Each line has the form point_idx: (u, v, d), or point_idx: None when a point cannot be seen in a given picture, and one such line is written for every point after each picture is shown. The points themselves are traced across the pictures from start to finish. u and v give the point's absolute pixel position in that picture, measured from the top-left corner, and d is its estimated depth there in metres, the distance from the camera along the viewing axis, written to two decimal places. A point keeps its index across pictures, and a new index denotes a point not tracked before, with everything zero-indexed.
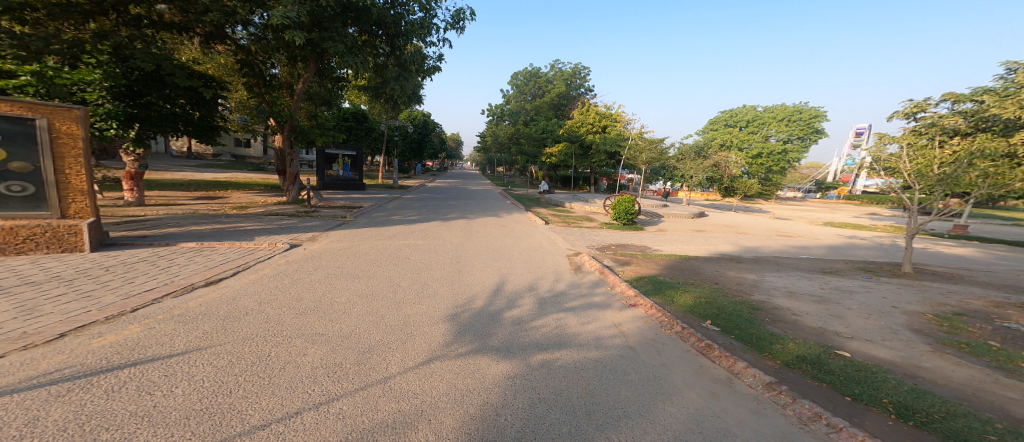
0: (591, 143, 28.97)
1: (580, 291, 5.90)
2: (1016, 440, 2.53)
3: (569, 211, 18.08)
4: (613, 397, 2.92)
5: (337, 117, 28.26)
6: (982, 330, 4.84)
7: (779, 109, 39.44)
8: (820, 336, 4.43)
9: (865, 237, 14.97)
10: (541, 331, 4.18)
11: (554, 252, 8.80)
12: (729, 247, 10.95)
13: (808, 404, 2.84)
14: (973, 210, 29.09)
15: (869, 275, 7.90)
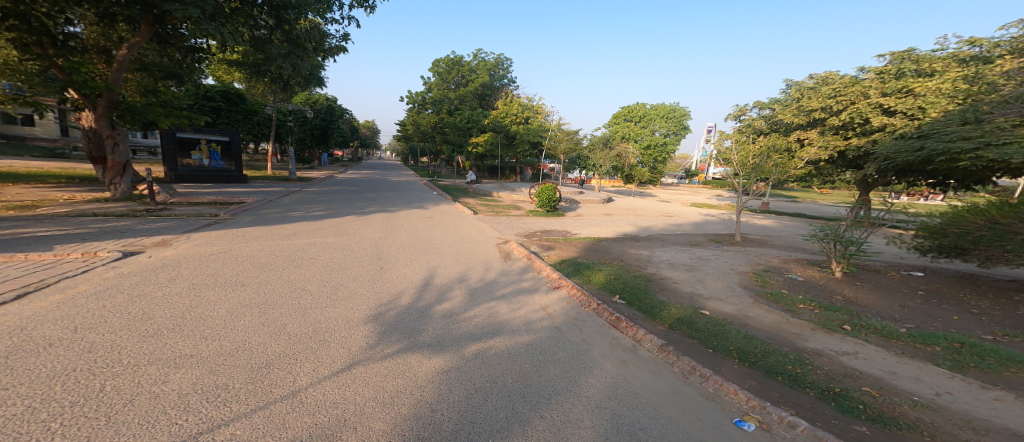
0: (516, 134, 29.33)
1: (508, 278, 6.04)
2: (802, 366, 3.49)
3: (496, 200, 18.30)
4: (544, 377, 3.10)
5: (197, 95, 23.19)
6: (779, 282, 6.51)
7: (661, 105, 46.62)
8: (691, 299, 5.40)
9: (727, 215, 18.53)
10: (471, 321, 4.18)
11: (483, 242, 8.75)
12: (631, 228, 12.43)
13: (688, 360, 3.44)
14: (778, 191, 38.79)
15: (720, 245, 9.89)
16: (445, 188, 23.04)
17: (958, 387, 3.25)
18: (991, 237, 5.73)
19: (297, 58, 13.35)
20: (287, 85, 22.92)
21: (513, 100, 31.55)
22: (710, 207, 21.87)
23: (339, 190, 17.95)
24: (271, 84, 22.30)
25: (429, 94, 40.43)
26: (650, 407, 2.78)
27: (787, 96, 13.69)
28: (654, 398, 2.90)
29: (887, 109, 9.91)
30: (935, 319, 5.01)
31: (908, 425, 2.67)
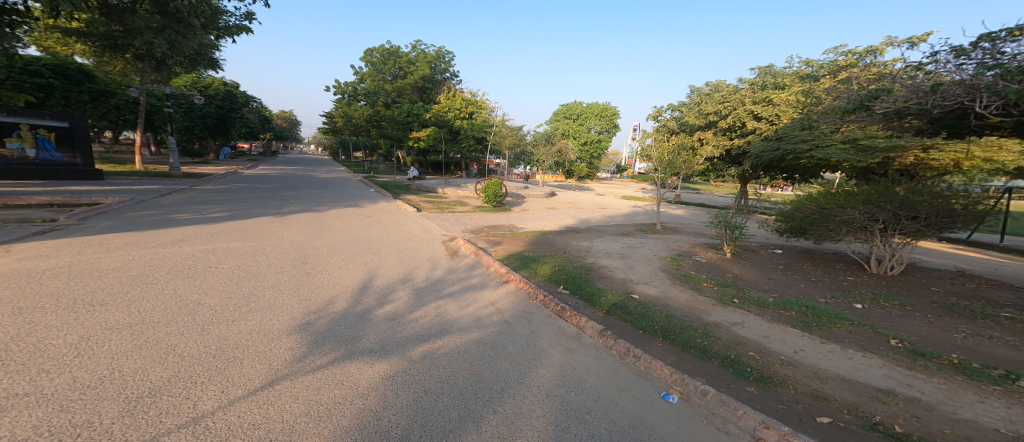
0: (460, 129, 28.43)
1: (456, 276, 5.90)
2: (707, 338, 4.02)
3: (441, 196, 17.74)
4: (495, 372, 3.11)
5: (30, 70, 18.30)
6: (690, 264, 7.40)
7: (596, 105, 49.57)
8: (624, 285, 5.86)
9: (655, 206, 20.28)
10: (417, 322, 4.01)
11: (428, 239, 8.41)
12: (573, 221, 12.97)
13: (624, 343, 3.72)
14: (691, 185, 43.70)
15: (646, 234, 10.85)
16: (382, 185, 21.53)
17: (808, 344, 4.03)
18: (822, 219, 7.17)
19: (174, 35, 12.44)
20: (161, 63, 19.39)
21: (455, 94, 30.22)
22: (638, 200, 23.83)
23: (248, 189, 15.65)
24: (137, 62, 18.52)
25: (362, 85, 37.86)
26: (594, 390, 2.95)
27: (691, 99, 15.56)
28: (598, 381, 3.09)
29: (757, 116, 11.83)
30: (790, 287, 6.19)
31: (781, 382, 3.23)
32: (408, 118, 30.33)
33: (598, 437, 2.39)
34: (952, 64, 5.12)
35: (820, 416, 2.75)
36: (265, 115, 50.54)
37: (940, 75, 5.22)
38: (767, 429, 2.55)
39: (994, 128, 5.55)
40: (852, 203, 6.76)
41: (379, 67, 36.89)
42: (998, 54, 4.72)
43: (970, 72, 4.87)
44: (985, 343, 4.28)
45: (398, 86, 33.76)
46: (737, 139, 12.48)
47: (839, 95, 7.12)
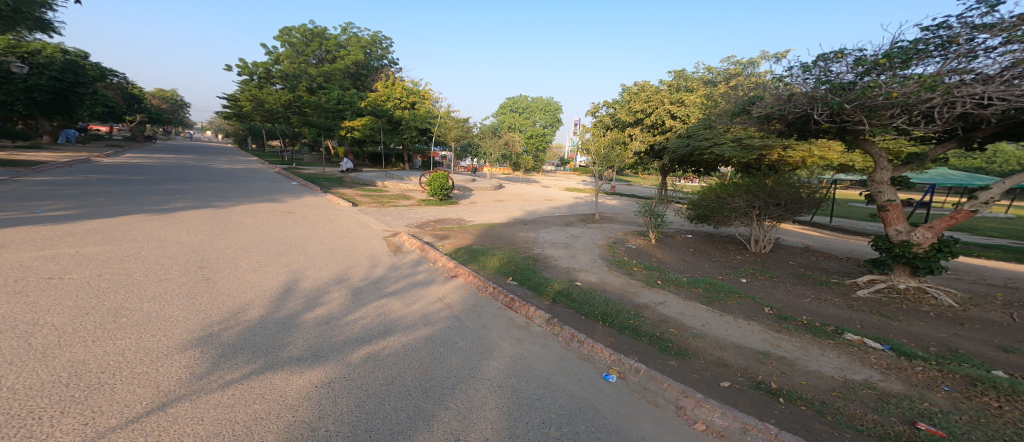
0: (400, 119, 27.11)
1: (401, 273, 5.66)
2: (638, 319, 4.36)
3: (380, 190, 16.81)
4: (445, 368, 3.06)
5: None
6: (624, 250, 7.94)
7: (540, 100, 51.87)
8: (569, 273, 6.12)
9: (595, 197, 21.30)
10: (356, 323, 3.79)
11: (368, 236, 7.95)
12: (520, 213, 13.12)
13: (569, 329, 3.89)
14: (626, 177, 47.09)
15: (586, 224, 11.38)
16: (312, 177, 19.66)
17: (712, 318, 4.57)
18: (718, 207, 8.15)
19: None
20: None
21: (395, 83, 28.71)
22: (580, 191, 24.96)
23: (140, 183, 13.27)
24: None
25: (277, 67, 33.81)
26: (543, 378, 3.06)
27: (621, 97, 16.60)
28: (547, 369, 3.20)
29: (674, 116, 13.15)
30: (698, 268, 6.96)
31: (694, 354, 3.62)
32: (342, 105, 28.08)
33: (548, 422, 2.48)
34: (800, 79, 6.18)
35: (723, 381, 3.15)
36: (129, 92, 41.37)
37: (792, 87, 6.27)
38: (686, 398, 2.84)
39: (825, 131, 6.66)
40: (738, 193, 7.89)
41: (298, 47, 33.14)
42: (830, 72, 5.80)
43: (810, 86, 5.99)
44: (822, 305, 5.27)
45: (324, 71, 30.69)
46: (658, 135, 13.79)
47: (729, 100, 8.12)
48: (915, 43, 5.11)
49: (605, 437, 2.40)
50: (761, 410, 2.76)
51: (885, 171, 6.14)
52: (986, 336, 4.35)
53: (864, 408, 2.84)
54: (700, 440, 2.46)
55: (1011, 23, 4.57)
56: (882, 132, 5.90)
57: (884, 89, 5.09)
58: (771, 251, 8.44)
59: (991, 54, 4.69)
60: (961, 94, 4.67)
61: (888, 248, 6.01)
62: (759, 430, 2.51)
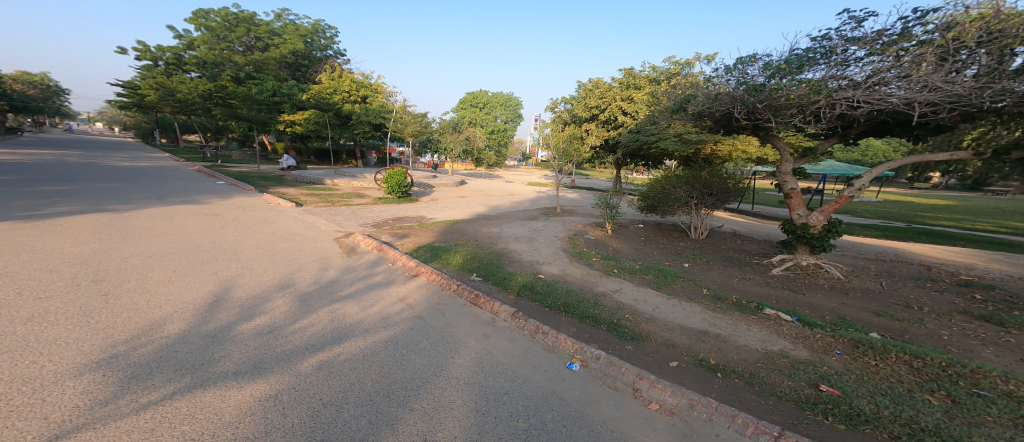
0: (350, 114, 26.18)
1: (356, 275, 5.45)
2: (596, 307, 4.52)
3: (333, 188, 16.03)
4: (408, 370, 3.00)
5: None
6: (584, 242, 8.15)
7: (501, 95, 51.30)
8: (531, 266, 6.21)
9: (556, 191, 21.70)
10: (306, 331, 3.60)
11: (316, 238, 7.54)
12: (483, 209, 13.08)
13: (534, 321, 3.94)
14: (585, 171, 48.57)
15: (549, 217, 11.54)
16: (247, 176, 18.01)
17: (661, 302, 4.83)
18: (663, 198, 8.61)
19: None
20: None
21: (342, 75, 27.69)
22: (542, 185, 25.34)
23: (35, 185, 11.51)
24: None
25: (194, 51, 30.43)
26: (510, 371, 3.09)
27: (578, 94, 17.06)
28: (513, 362, 3.23)
29: (626, 112, 13.60)
30: (649, 255, 7.29)
31: (647, 337, 3.81)
32: (279, 97, 26.21)
33: (516, 415, 2.51)
34: (722, 79, 6.74)
35: (671, 361, 3.36)
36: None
37: (714, 86, 6.81)
38: (642, 380, 2.99)
39: (743, 128, 7.29)
40: (680, 185, 8.38)
41: (218, 32, 29.84)
42: (746, 74, 6.42)
43: (732, 86, 6.54)
44: (747, 283, 5.79)
45: (253, 59, 28.21)
46: (612, 130, 14.27)
47: (670, 98, 8.50)
48: (808, 51, 5.86)
49: (571, 423, 2.48)
50: (703, 386, 2.97)
51: (786, 164, 6.84)
52: (864, 303, 5.09)
53: (781, 376, 3.19)
54: (656, 419, 2.60)
55: (873, 36, 5.44)
56: (784, 129, 6.65)
57: (785, 91, 5.79)
58: (716, 238, 9.06)
59: (860, 63, 5.55)
60: (841, 97, 5.49)
61: (789, 229, 6.64)
62: (705, 405, 2.70)
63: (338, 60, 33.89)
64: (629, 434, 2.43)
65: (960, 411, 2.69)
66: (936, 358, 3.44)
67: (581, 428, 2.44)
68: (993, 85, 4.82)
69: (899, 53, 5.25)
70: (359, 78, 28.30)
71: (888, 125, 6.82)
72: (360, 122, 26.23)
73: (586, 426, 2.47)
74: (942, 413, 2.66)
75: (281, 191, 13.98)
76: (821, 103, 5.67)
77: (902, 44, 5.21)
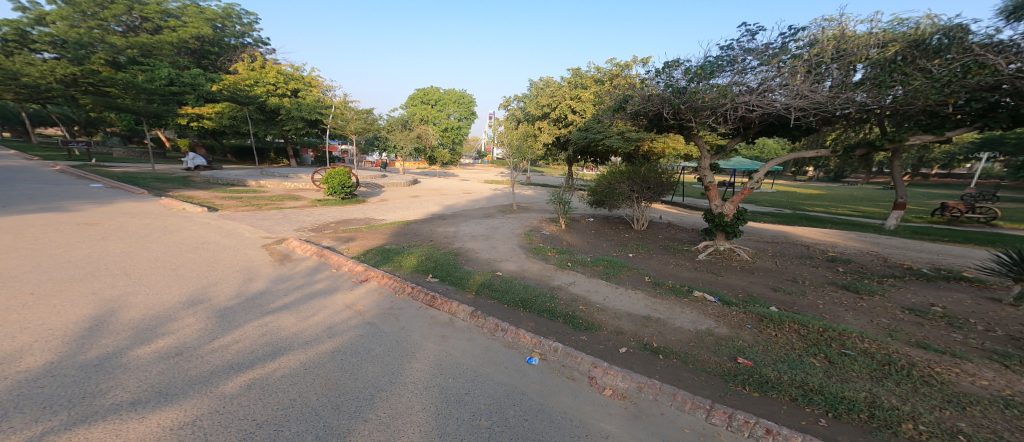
0: (278, 108, 24.44)
1: (292, 284, 5.03)
2: (549, 300, 4.64)
3: (267, 191, 14.80)
4: (358, 379, 2.87)
5: None
6: (540, 237, 8.29)
7: (453, 91, 49.92)
8: (488, 264, 6.21)
9: (512, 188, 21.84)
10: (229, 348, 3.24)
11: (238, 245, 6.82)
12: (438, 208, 12.83)
13: (493, 319, 3.95)
14: (537, 168, 49.63)
15: (504, 215, 11.55)
16: (142, 179, 15.59)
17: (610, 291, 5.07)
18: (609, 192, 9.03)
19: None
20: None
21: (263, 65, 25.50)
22: (498, 183, 25.44)
23: None
24: None
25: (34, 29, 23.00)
26: (470, 371, 3.07)
27: (531, 91, 18.14)
28: (472, 362, 3.22)
29: (574, 110, 14.11)
30: (599, 248, 7.60)
31: (598, 326, 3.97)
32: (180, 87, 23.26)
33: (478, 415, 2.50)
34: (652, 81, 7.21)
35: (620, 347, 3.53)
36: None
37: (642, 89, 7.23)
38: (596, 368, 3.12)
39: (670, 127, 7.79)
40: (623, 180, 8.87)
41: (84, 7, 23.73)
42: (671, 78, 6.94)
43: (662, 87, 6.96)
44: (680, 269, 6.26)
45: (138, 42, 23.40)
46: (563, 128, 14.67)
47: (611, 97, 8.76)
48: (717, 59, 6.58)
49: (533, 417, 2.52)
50: (648, 368, 3.17)
51: (705, 160, 7.44)
52: (767, 280, 5.77)
53: (708, 352, 3.49)
54: (610, 404, 2.72)
55: (762, 49, 6.32)
56: (701, 129, 7.19)
57: (702, 94, 6.35)
58: (655, 228, 9.67)
59: (754, 72, 6.34)
60: (741, 101, 6.18)
61: (709, 218, 7.18)
62: (651, 386, 2.87)
63: (258, 48, 30.79)
64: (587, 422, 2.51)
65: (835, 370, 3.18)
66: (817, 325, 4.02)
67: (542, 421, 2.49)
68: (842, 94, 5.98)
69: (780, 64, 6.21)
70: (288, 70, 26.54)
71: (774, 127, 7.78)
72: (290, 117, 24.64)
73: (548, 419, 2.52)
74: (823, 372, 3.13)
75: (194, 195, 12.45)
76: (727, 106, 6.29)
77: (782, 56, 6.16)
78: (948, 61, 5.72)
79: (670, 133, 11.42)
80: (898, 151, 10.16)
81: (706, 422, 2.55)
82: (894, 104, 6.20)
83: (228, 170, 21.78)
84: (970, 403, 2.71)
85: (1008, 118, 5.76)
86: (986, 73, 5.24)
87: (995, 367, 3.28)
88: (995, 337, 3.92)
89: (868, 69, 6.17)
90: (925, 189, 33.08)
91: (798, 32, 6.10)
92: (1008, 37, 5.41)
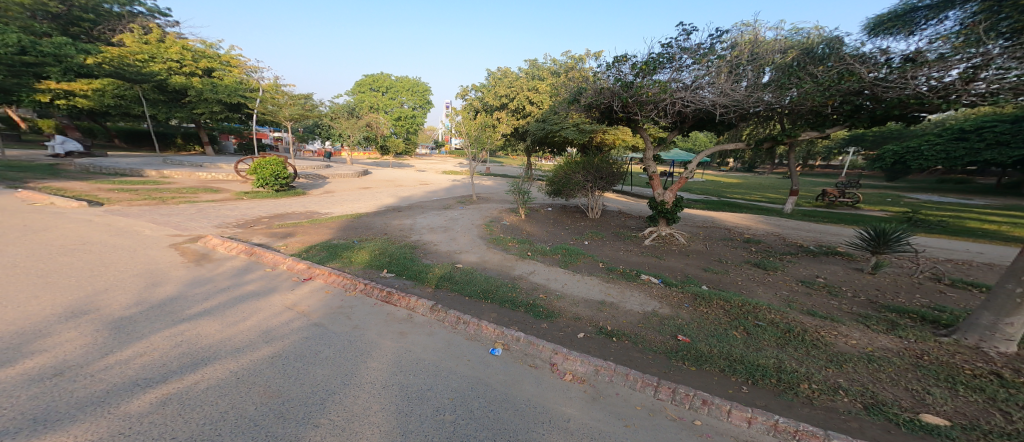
0: (184, 88, 21.92)
1: (215, 287, 4.56)
2: (507, 289, 4.69)
3: (175, 183, 13.26)
4: (304, 384, 2.70)
5: None
6: (500, 228, 8.31)
7: (406, 79, 47.83)
8: (448, 256, 6.12)
9: (471, 179, 21.59)
10: (132, 363, 2.87)
11: (136, 246, 5.99)
12: (393, 200, 12.32)
13: (454, 312, 3.90)
14: (494, 159, 49.47)
15: (465, 206, 11.37)
16: None
17: (568, 278, 5.24)
18: (566, 182, 9.30)
19: None
20: None
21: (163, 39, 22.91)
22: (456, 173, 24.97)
23: None
24: None
25: None
26: (432, 366, 3.02)
27: (488, 82, 18.00)
28: (434, 357, 3.16)
29: (531, 101, 14.47)
30: (556, 236, 7.79)
31: (558, 314, 4.09)
32: (37, 57, 18.31)
33: (441, 410, 2.48)
34: (603, 75, 7.40)
35: (579, 333, 3.67)
36: None
37: (594, 82, 7.43)
38: (557, 355, 3.21)
39: (620, 120, 8.08)
40: (578, 170, 9.15)
41: None
42: (619, 72, 7.18)
43: (613, 80, 7.19)
44: (629, 254, 6.62)
45: None
46: (521, 119, 14.82)
47: (568, 89, 8.87)
48: (659, 56, 6.88)
49: (497, 407, 2.54)
50: (603, 351, 3.34)
51: (649, 151, 7.87)
52: (701, 262, 6.30)
53: (655, 332, 3.74)
54: (570, 389, 2.83)
55: (695, 48, 6.73)
56: (644, 122, 7.55)
57: (646, 89, 6.69)
58: (607, 216, 10.09)
59: (688, 70, 6.77)
60: (678, 96, 6.63)
61: (652, 205, 7.65)
62: (607, 368, 3.03)
63: (151, 18, 26.33)
64: (550, 407, 2.60)
65: (752, 340, 3.58)
66: (739, 300, 4.48)
67: (507, 410, 2.53)
68: (755, 93, 6.66)
69: (709, 64, 6.67)
70: (197, 45, 24.14)
71: (704, 122, 8.42)
72: (201, 99, 22.49)
73: (512, 407, 2.56)
74: (744, 343, 3.51)
75: (69, 188, 10.65)
76: (666, 101, 6.72)
77: (711, 56, 6.66)
78: (828, 69, 6.52)
79: (620, 126, 11.90)
80: (793, 145, 11.68)
81: (655, 398, 2.75)
82: (791, 105, 6.98)
83: (114, 158, 18.87)
84: (847, 361, 3.23)
85: (868, 119, 6.57)
86: (853, 81, 5.92)
87: (861, 327, 3.93)
88: (860, 302, 4.69)
89: (774, 72, 7.22)
90: (811, 178, 38.36)
91: (723, 35, 6.66)
92: (868, 50, 6.23)
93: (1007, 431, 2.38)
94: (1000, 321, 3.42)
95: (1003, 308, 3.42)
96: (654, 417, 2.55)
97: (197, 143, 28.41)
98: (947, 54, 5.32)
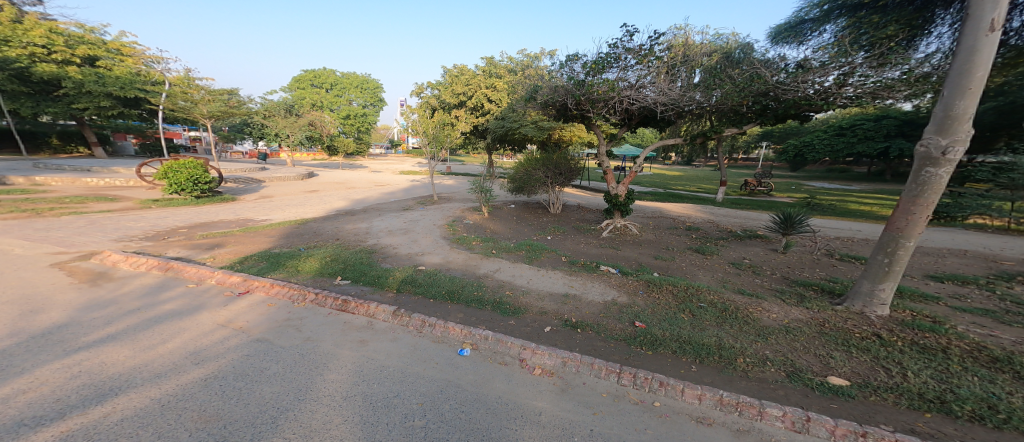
0: (54, 77, 19.08)
1: (124, 309, 4.04)
2: (470, 288, 4.67)
3: (56, 191, 11.54)
4: (250, 404, 2.51)
5: None
6: (463, 227, 8.22)
7: (353, 75, 45.71)
8: (409, 259, 5.96)
9: (431, 178, 21.11)
10: (12, 402, 2.46)
11: (6, 268, 5.10)
12: (344, 203, 11.71)
13: (418, 316, 3.81)
14: (450, 157, 48.93)
15: (425, 206, 11.09)
16: None
17: (532, 274, 5.30)
18: (528, 180, 9.45)
19: None
20: None
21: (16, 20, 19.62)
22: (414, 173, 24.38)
23: None
24: None
25: None
26: (397, 372, 2.92)
27: (445, 79, 17.57)
28: (399, 363, 3.07)
29: (490, 99, 14.80)
30: (517, 233, 7.85)
31: (524, 309, 4.13)
32: None
33: (410, 416, 2.41)
34: (557, 73, 7.64)
35: (546, 327, 3.73)
36: None
37: (549, 79, 7.64)
38: (526, 350, 3.25)
39: (574, 117, 8.29)
40: (538, 167, 9.32)
41: None
42: (572, 71, 7.39)
43: (567, 80, 7.38)
44: (588, 246, 6.85)
45: None
46: (480, 118, 14.88)
47: (524, 85, 8.95)
48: (607, 56, 7.11)
49: (469, 408, 2.52)
50: (569, 343, 3.43)
51: (603, 147, 8.18)
52: (651, 250, 6.66)
53: (614, 320, 3.89)
54: (540, 382, 2.87)
55: (638, 48, 7.04)
56: (596, 118, 7.82)
57: (597, 87, 6.93)
58: (568, 211, 10.35)
59: (632, 70, 7.05)
60: (625, 95, 6.95)
61: (607, 199, 7.95)
62: (573, 360, 3.10)
63: None
64: (521, 403, 2.62)
65: (697, 321, 3.85)
66: (684, 284, 4.79)
67: (479, 409, 2.51)
68: (688, 93, 7.16)
69: (650, 64, 7.00)
70: (73, 29, 21.05)
71: (649, 119, 8.89)
72: (83, 92, 19.96)
73: (483, 407, 2.55)
74: (691, 325, 3.76)
75: None
76: (615, 99, 7.02)
77: (651, 57, 6.97)
78: (743, 72, 7.09)
79: (575, 124, 12.25)
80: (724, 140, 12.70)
81: (618, 384, 2.86)
82: (715, 104, 7.48)
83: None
84: (770, 334, 3.56)
85: (773, 117, 7.26)
86: (761, 83, 6.60)
87: (779, 302, 4.35)
88: (777, 278, 5.22)
89: (701, 74, 7.56)
90: (737, 169, 41.92)
91: (660, 37, 6.99)
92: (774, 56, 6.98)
93: (891, 385, 2.78)
94: (875, 288, 3.98)
95: (877, 276, 3.97)
96: (619, 402, 2.65)
97: (83, 143, 24.87)
98: (824, 62, 6.29)
